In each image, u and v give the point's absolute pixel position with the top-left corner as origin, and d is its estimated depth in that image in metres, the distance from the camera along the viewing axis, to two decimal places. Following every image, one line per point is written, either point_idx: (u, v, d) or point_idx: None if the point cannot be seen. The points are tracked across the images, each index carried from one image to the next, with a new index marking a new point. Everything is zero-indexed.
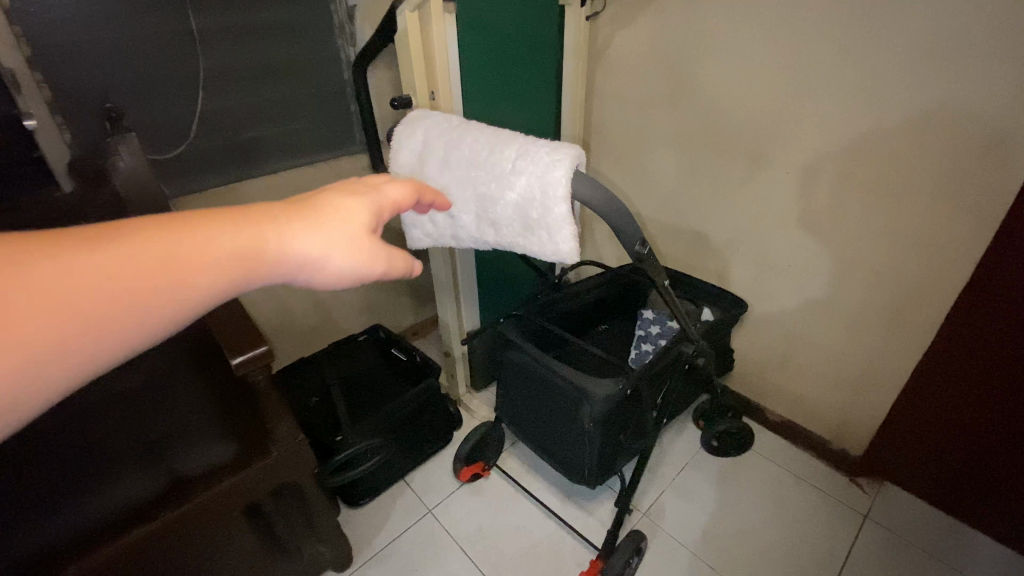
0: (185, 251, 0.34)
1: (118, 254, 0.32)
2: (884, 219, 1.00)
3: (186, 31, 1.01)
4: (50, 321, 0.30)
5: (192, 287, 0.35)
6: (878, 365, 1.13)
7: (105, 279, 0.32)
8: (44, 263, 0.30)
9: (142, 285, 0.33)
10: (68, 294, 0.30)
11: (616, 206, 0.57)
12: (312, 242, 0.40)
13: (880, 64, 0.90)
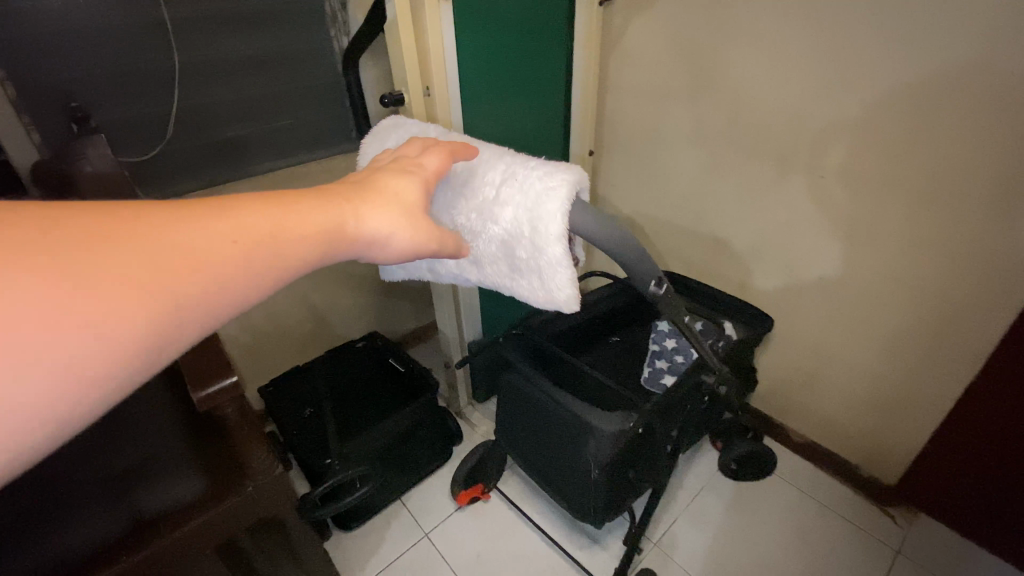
0: (294, 215, 0.35)
1: (237, 216, 0.33)
2: (932, 231, 0.89)
3: (158, 21, 0.93)
4: (180, 270, 0.29)
5: (296, 253, 0.35)
6: (918, 390, 1.02)
7: (230, 242, 0.32)
8: (182, 223, 0.30)
9: (256, 245, 0.33)
10: (196, 246, 0.30)
11: (627, 240, 0.49)
12: (392, 215, 0.41)
13: (936, 54, 0.78)
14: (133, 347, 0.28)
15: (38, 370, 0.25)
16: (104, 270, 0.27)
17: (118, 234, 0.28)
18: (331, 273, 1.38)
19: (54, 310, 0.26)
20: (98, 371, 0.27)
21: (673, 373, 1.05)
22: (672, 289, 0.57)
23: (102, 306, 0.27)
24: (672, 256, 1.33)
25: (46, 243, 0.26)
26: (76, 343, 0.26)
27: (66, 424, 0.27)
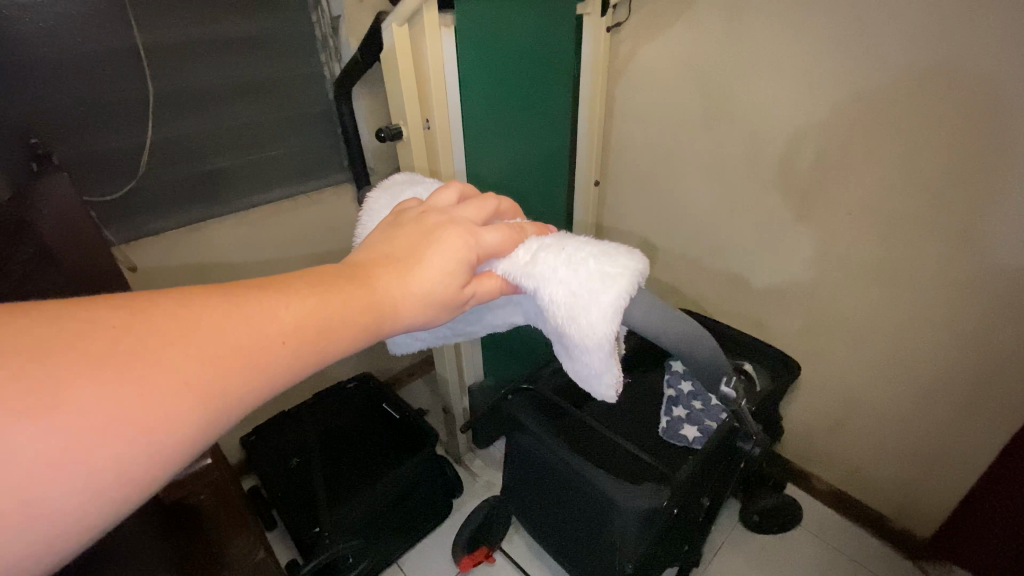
0: (345, 299, 0.35)
1: (293, 302, 0.33)
2: (973, 275, 0.82)
3: (134, 51, 0.85)
4: (233, 367, 0.29)
5: (340, 342, 0.34)
6: (955, 440, 0.95)
7: (279, 340, 0.31)
8: (234, 319, 0.30)
9: (306, 335, 0.32)
10: (250, 341, 0.30)
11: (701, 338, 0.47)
12: (454, 279, 0.41)
13: (980, 86, 0.72)
14: (170, 454, 0.27)
15: (81, 485, 0.24)
16: (162, 374, 0.26)
17: (166, 332, 0.27)
18: None
19: (104, 424, 0.25)
20: (142, 478, 0.26)
21: (693, 423, 0.94)
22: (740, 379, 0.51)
23: (156, 413, 0.26)
24: (684, 290, 1.27)
25: (104, 350, 0.25)
26: (125, 454, 0.25)
27: (95, 534, 0.26)
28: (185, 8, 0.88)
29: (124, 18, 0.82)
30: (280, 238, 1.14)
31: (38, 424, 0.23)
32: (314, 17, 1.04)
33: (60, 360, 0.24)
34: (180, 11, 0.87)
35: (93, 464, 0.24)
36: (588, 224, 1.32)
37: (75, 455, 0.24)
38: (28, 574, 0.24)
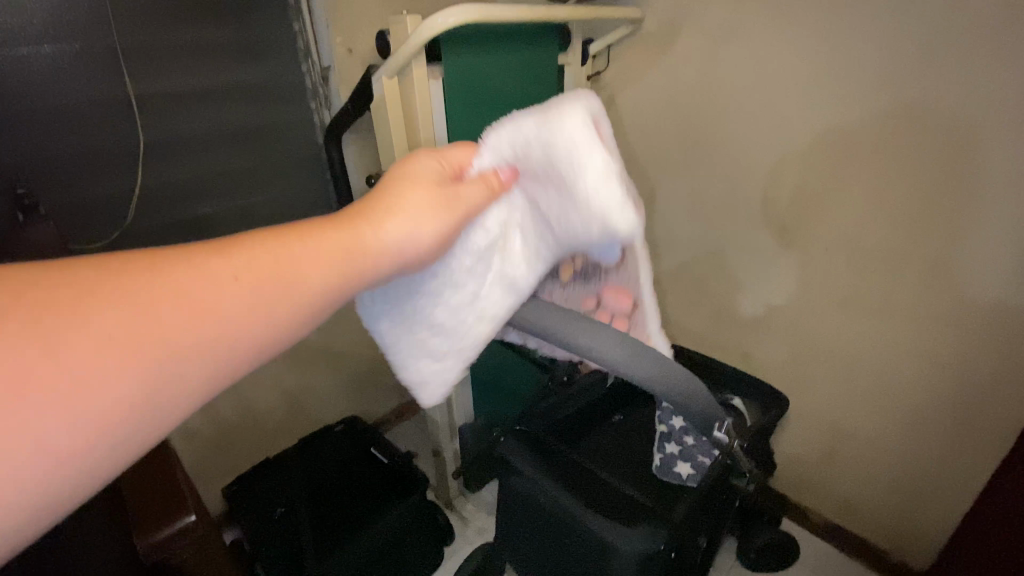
0: (297, 251, 0.36)
1: (242, 255, 0.34)
2: (948, 303, 0.86)
3: (125, 99, 0.87)
4: (186, 317, 0.31)
5: (312, 279, 0.36)
6: (945, 468, 0.96)
7: (235, 279, 0.33)
8: (194, 263, 0.32)
9: (257, 286, 0.34)
10: (199, 294, 0.31)
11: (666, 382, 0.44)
12: (417, 225, 0.42)
13: (936, 125, 0.78)
14: (153, 382, 0.29)
15: (40, 440, 0.26)
16: (113, 315, 0.29)
17: (131, 285, 0.30)
18: (309, 353, 1.28)
19: (59, 379, 0.27)
20: (105, 427, 0.28)
21: (687, 459, 0.93)
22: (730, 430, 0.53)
23: (107, 366, 0.28)
24: (670, 326, 1.29)
25: (56, 315, 0.28)
26: (110, 383, 0.28)
27: (71, 489, 0.28)
28: (179, 63, 0.92)
29: (119, 69, 0.86)
30: None
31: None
32: (305, 68, 1.09)
33: (14, 325, 0.27)
34: (174, 65, 0.92)
35: (49, 420, 0.27)
36: None
37: (30, 414, 0.26)
38: (17, 523, 0.27)
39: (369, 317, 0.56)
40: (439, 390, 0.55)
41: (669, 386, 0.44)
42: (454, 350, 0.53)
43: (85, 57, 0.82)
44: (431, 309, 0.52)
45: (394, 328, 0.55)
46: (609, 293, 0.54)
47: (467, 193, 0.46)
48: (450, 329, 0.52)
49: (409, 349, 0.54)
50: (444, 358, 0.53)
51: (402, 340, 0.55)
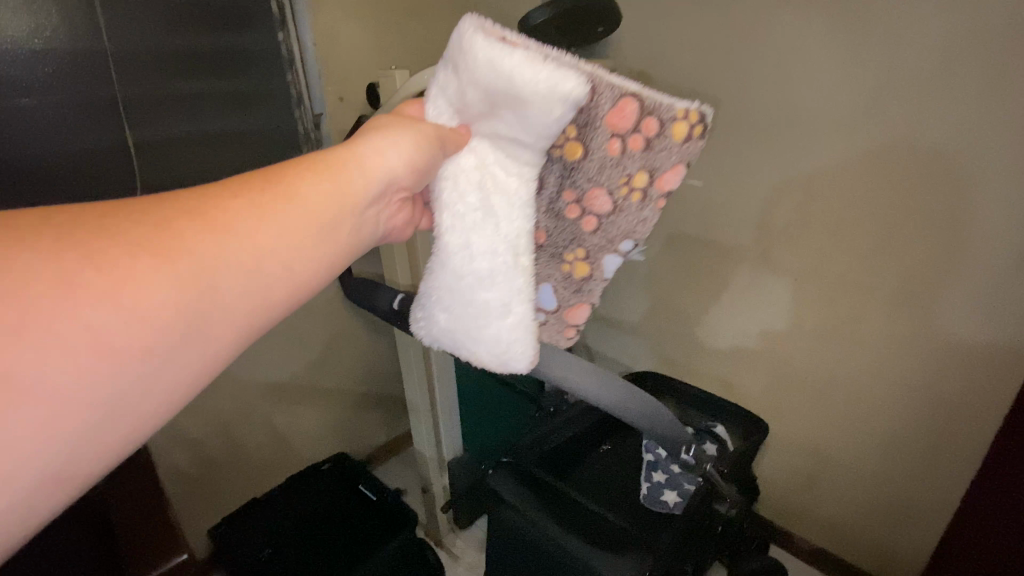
0: (293, 177, 0.40)
1: (241, 184, 0.39)
2: (910, 328, 0.91)
3: (126, 146, 0.92)
4: (210, 230, 0.35)
5: (313, 191, 0.41)
6: (920, 490, 0.99)
7: (233, 194, 0.37)
8: (193, 194, 0.36)
9: (262, 202, 0.38)
10: (212, 212, 0.36)
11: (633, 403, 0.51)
12: (395, 149, 0.47)
13: (887, 165, 0.86)
14: (184, 289, 0.33)
15: (102, 340, 0.30)
16: (125, 240, 0.32)
17: (137, 221, 0.33)
18: (299, 390, 1.29)
19: (110, 287, 0.30)
20: (158, 332, 0.32)
21: (673, 487, 0.95)
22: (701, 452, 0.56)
23: (149, 274, 0.32)
24: (653, 356, 1.33)
25: (96, 238, 0.31)
26: (142, 292, 0.31)
27: (138, 385, 0.32)
28: (178, 111, 0.97)
29: (118, 120, 0.90)
30: None
31: (54, 296, 0.29)
32: (298, 114, 1.15)
33: (62, 251, 0.30)
34: (173, 114, 0.97)
35: (109, 322, 0.30)
36: None
37: (92, 316, 0.30)
38: (96, 416, 0.31)
39: (429, 321, 0.58)
40: (525, 347, 0.54)
41: (636, 413, 0.51)
42: (510, 295, 0.53)
43: (81, 109, 0.86)
44: (466, 274, 0.53)
45: (451, 316, 0.56)
46: (611, 116, 0.49)
47: (426, 122, 0.50)
48: (493, 282, 0.53)
49: (478, 329, 0.55)
50: (510, 311, 0.53)
51: (465, 324, 0.55)
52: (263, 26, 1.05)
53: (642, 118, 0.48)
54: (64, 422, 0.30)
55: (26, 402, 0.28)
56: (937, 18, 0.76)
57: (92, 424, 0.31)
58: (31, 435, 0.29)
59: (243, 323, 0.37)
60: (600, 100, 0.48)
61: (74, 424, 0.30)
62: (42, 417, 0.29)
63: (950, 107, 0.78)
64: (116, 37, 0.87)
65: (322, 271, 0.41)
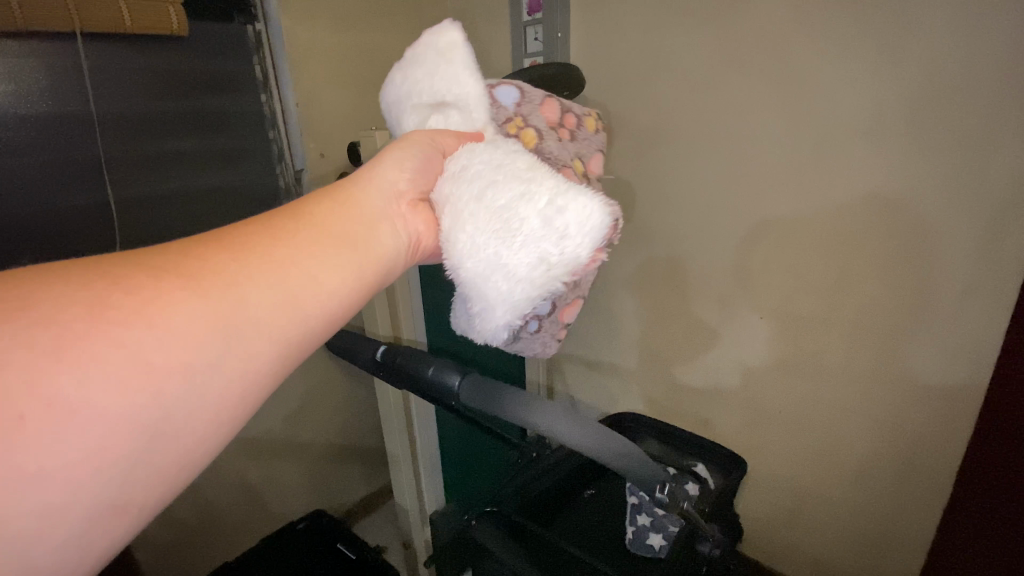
0: (311, 206, 0.44)
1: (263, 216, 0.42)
2: (872, 362, 0.96)
3: (106, 203, 0.93)
4: (235, 254, 0.38)
5: (324, 214, 0.44)
6: (897, 523, 1.01)
7: (250, 223, 0.41)
8: (212, 232, 0.40)
9: (284, 225, 0.41)
10: (238, 239, 0.39)
11: (607, 440, 0.53)
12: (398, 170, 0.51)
13: (835, 210, 0.93)
14: (220, 301, 0.35)
15: (144, 360, 0.31)
16: (153, 271, 0.34)
17: (164, 256, 0.36)
18: (275, 444, 1.26)
19: (144, 313, 0.32)
20: (196, 351, 0.33)
21: (658, 530, 0.93)
22: (676, 488, 0.57)
23: (181, 297, 0.34)
24: (634, 395, 1.35)
25: (130, 268, 0.34)
26: (177, 308, 0.33)
27: (181, 407, 0.33)
28: (160, 169, 0.99)
29: (99, 178, 0.92)
30: None
31: (94, 324, 0.31)
32: (279, 169, 1.18)
33: (96, 285, 0.32)
34: (156, 171, 0.99)
35: (149, 341, 0.32)
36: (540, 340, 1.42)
37: (133, 338, 0.31)
38: (142, 442, 0.31)
39: (489, 311, 0.49)
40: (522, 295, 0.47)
41: (608, 451, 0.53)
42: (547, 192, 0.46)
43: (63, 170, 0.88)
44: (491, 209, 0.47)
45: (502, 271, 0.47)
46: (544, 108, 0.63)
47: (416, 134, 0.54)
48: (526, 198, 0.46)
49: (526, 253, 0.45)
50: (561, 216, 0.45)
51: (515, 262, 0.46)
52: (245, 88, 1.10)
53: (560, 116, 0.65)
54: (113, 446, 0.30)
55: (72, 426, 0.29)
56: (866, 80, 0.85)
57: (137, 450, 0.31)
58: (79, 461, 0.29)
59: (281, 336, 0.38)
60: (535, 107, 0.63)
61: (122, 447, 0.30)
62: (89, 441, 0.29)
63: (886, 159, 0.86)
64: (102, 100, 0.91)
65: (353, 286, 0.43)
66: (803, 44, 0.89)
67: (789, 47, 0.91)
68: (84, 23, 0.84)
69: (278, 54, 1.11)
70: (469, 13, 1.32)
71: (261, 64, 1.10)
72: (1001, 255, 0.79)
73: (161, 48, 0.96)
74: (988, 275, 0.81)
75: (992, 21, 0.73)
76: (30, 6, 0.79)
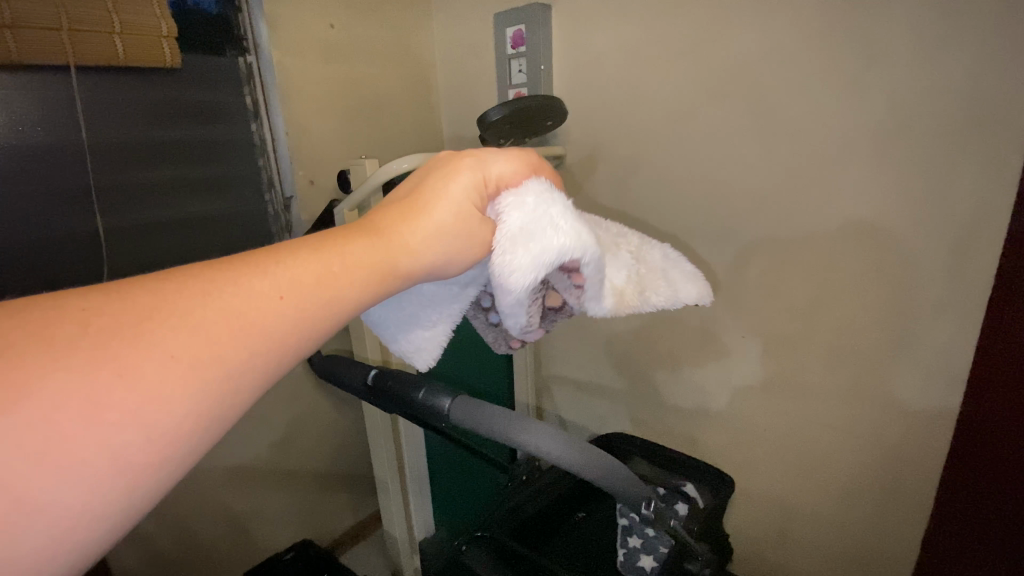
0: (336, 269, 0.40)
1: (288, 276, 0.37)
2: (852, 379, 0.99)
3: (95, 232, 0.94)
4: (244, 343, 0.34)
5: (346, 291, 0.40)
6: (883, 540, 1.03)
7: (278, 297, 0.36)
8: (229, 289, 0.34)
9: (305, 308, 0.37)
10: (251, 316, 0.34)
11: (598, 459, 0.54)
12: (434, 238, 0.46)
13: (809, 234, 0.97)
14: (212, 398, 0.32)
15: (123, 458, 0.29)
16: (158, 346, 0.30)
17: (171, 323, 0.31)
18: (260, 474, 1.24)
19: (133, 402, 0.29)
20: (176, 445, 0.31)
21: (649, 551, 0.95)
22: (663, 507, 0.59)
23: (175, 387, 0.30)
24: (623, 417, 1.36)
25: (130, 338, 0.30)
26: (171, 408, 0.30)
27: (148, 499, 0.30)
28: (149, 199, 1.00)
29: (89, 208, 0.93)
30: None
31: (79, 412, 0.27)
32: (268, 197, 1.20)
33: (77, 360, 0.28)
34: (146, 201, 1.00)
35: (134, 442, 0.29)
36: (528, 364, 1.43)
37: (116, 434, 0.28)
38: (115, 529, 0.30)
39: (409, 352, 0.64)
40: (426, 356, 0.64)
41: (598, 471, 0.54)
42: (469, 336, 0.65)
43: (51, 199, 0.89)
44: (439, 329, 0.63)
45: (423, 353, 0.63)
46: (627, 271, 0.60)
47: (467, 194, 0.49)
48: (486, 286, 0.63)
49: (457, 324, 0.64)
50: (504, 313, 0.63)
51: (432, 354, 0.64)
52: (235, 118, 1.12)
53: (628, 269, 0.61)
54: (72, 543, 0.27)
55: (34, 526, 0.26)
56: (833, 112, 0.90)
57: (99, 541, 0.29)
58: (36, 563, 0.26)
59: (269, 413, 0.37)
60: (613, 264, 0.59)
61: (92, 540, 0.28)
62: (47, 543, 0.27)
63: (854, 186, 0.90)
64: (95, 133, 0.92)
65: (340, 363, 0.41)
66: (774, 78, 0.94)
67: (761, 80, 0.96)
68: (77, 57, 0.86)
69: (269, 85, 1.13)
70: (457, 48, 1.38)
71: (251, 95, 1.13)
72: (968, 274, 0.83)
73: (154, 81, 0.98)
74: (957, 294, 0.85)
75: (946, 58, 0.79)
76: (23, 40, 0.81)
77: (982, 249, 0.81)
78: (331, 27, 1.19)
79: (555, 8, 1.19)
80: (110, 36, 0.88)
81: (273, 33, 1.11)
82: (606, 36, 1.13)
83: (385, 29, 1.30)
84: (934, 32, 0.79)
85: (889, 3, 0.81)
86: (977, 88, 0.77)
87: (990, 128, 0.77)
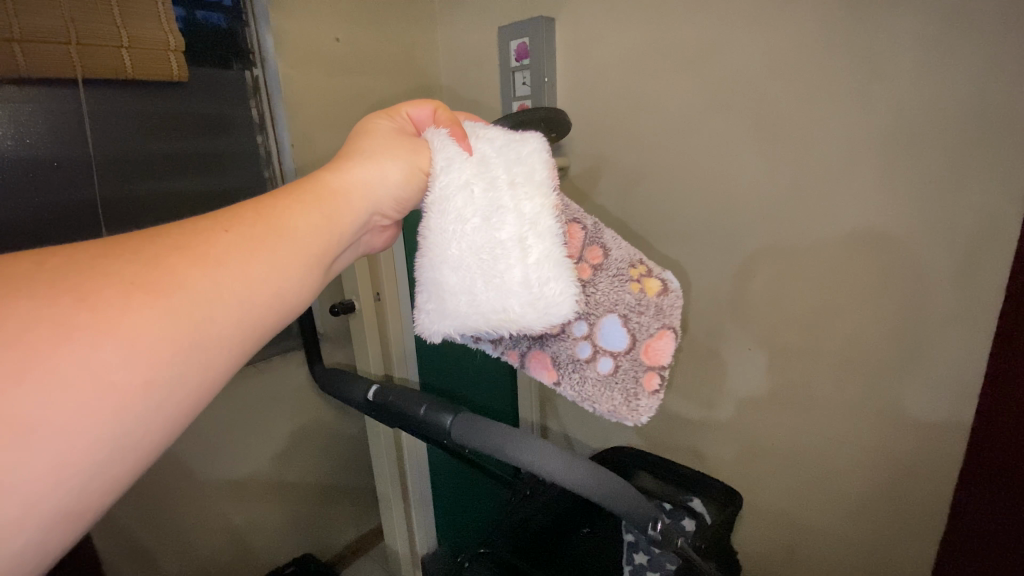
0: (274, 203, 0.44)
1: (229, 214, 0.42)
2: (862, 393, 0.97)
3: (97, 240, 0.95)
4: (204, 266, 0.38)
5: (297, 217, 0.44)
6: (896, 556, 1.00)
7: (224, 232, 0.40)
8: (176, 232, 0.39)
9: (253, 234, 0.41)
10: (201, 248, 0.38)
11: (595, 475, 0.53)
12: (368, 170, 0.51)
13: (815, 244, 0.96)
14: (179, 321, 0.35)
15: (105, 378, 0.32)
16: (113, 278, 0.34)
17: (120, 262, 0.35)
18: (261, 485, 1.23)
19: (110, 334, 0.33)
20: (156, 367, 0.34)
21: (655, 568, 0.93)
22: (671, 526, 0.56)
23: (145, 312, 0.34)
24: (629, 429, 1.34)
25: (91, 278, 0.34)
26: (144, 330, 0.34)
27: (140, 421, 0.34)
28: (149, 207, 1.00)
29: (94, 216, 0.94)
30: (226, 412, 1.13)
31: (55, 337, 0.31)
32: None
33: (47, 291, 0.32)
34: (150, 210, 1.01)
35: (111, 361, 0.32)
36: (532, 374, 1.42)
37: (94, 358, 0.32)
38: (108, 450, 0.33)
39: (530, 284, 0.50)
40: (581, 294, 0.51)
41: (603, 487, 0.53)
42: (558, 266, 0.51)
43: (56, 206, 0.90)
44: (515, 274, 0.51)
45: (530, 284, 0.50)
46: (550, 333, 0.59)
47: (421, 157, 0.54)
48: (504, 249, 0.51)
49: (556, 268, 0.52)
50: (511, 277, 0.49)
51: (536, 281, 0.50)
52: (241, 129, 1.12)
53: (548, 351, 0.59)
54: (81, 467, 0.32)
55: (31, 446, 0.30)
56: (838, 121, 0.89)
57: (97, 461, 0.32)
58: (42, 480, 0.30)
59: (239, 348, 0.40)
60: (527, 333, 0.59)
61: (88, 458, 0.32)
62: (46, 451, 0.30)
63: (860, 196, 0.90)
64: (99, 142, 0.93)
65: (313, 277, 0.45)
66: (777, 89, 0.94)
67: (765, 90, 0.95)
68: (85, 70, 0.87)
69: (274, 97, 1.14)
70: (462, 59, 1.39)
71: (256, 107, 1.14)
72: (981, 284, 0.81)
73: (160, 94, 0.99)
74: (969, 305, 0.83)
75: (952, 69, 0.78)
76: (32, 54, 0.82)
77: (994, 259, 0.80)
78: (336, 39, 1.20)
79: (558, 20, 1.20)
80: (117, 50, 0.89)
81: (280, 48, 1.11)
82: (609, 46, 1.13)
83: (389, 42, 1.31)
84: (940, 43, 0.78)
85: (895, 14, 0.81)
86: (986, 96, 0.76)
87: (997, 138, 0.76)
